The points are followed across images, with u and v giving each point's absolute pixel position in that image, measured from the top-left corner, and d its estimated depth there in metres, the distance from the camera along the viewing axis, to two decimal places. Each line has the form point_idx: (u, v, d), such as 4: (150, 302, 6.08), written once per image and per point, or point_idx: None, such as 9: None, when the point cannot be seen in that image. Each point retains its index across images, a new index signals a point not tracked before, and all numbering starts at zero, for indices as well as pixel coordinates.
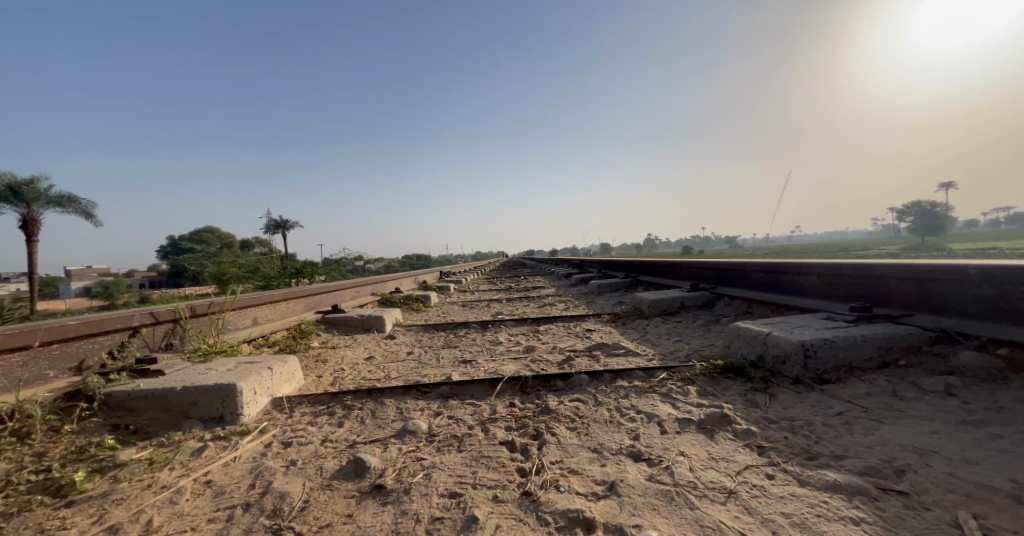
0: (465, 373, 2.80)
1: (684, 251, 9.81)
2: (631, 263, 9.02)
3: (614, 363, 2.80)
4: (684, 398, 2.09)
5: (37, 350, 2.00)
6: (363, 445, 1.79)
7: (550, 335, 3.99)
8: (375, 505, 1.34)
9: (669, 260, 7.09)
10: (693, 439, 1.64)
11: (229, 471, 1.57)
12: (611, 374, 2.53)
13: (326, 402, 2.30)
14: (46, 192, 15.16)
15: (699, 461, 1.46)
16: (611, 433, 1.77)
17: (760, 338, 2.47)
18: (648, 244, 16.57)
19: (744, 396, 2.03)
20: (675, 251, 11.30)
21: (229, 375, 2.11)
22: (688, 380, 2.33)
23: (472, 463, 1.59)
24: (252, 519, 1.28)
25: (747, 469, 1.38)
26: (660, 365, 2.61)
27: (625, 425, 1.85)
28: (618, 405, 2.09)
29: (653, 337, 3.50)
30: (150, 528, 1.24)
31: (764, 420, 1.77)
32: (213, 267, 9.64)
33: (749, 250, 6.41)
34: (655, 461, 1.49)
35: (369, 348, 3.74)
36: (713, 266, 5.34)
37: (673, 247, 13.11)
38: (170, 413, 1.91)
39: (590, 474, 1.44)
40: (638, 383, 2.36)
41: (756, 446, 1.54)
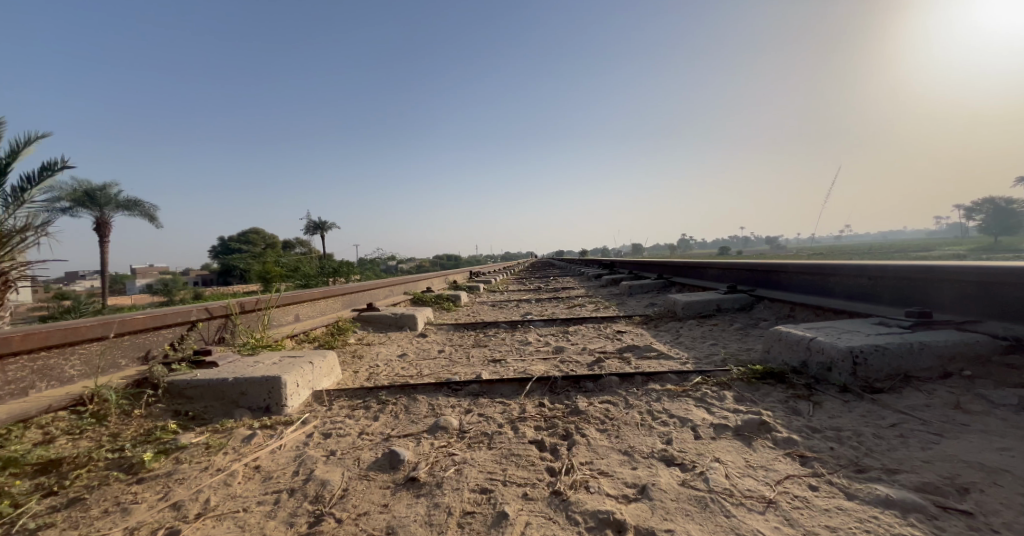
0: (494, 372, 2.85)
1: (722, 251, 9.51)
2: (664, 264, 8.84)
3: (646, 366, 2.77)
4: (719, 403, 2.05)
5: (112, 340, 2.20)
6: (397, 439, 1.87)
7: (579, 336, 3.99)
8: (409, 497, 1.40)
9: (705, 260, 6.88)
10: (729, 446, 1.61)
11: (275, 457, 1.68)
12: (642, 377, 2.51)
13: (362, 397, 2.41)
14: (117, 196, 16.62)
15: (735, 468, 1.43)
16: (642, 437, 1.76)
17: (803, 343, 2.38)
18: (683, 244, 16.13)
19: (785, 404, 1.97)
20: (712, 251, 10.96)
21: (276, 368, 2.25)
22: (724, 385, 2.28)
23: (502, 461, 1.63)
24: (297, 504, 1.37)
25: (788, 479, 1.35)
26: (695, 369, 2.56)
27: (656, 428, 1.84)
28: (649, 408, 2.07)
29: (687, 340, 3.43)
30: (208, 507, 1.35)
31: (808, 429, 1.71)
32: (257, 266, 10.21)
33: (792, 251, 6.13)
34: (689, 466, 1.47)
35: (402, 346, 3.86)
36: (752, 268, 5.16)
37: (709, 248, 12.74)
38: (223, 402, 2.06)
39: (620, 477, 1.44)
40: (670, 386, 2.33)
41: (798, 456, 1.50)
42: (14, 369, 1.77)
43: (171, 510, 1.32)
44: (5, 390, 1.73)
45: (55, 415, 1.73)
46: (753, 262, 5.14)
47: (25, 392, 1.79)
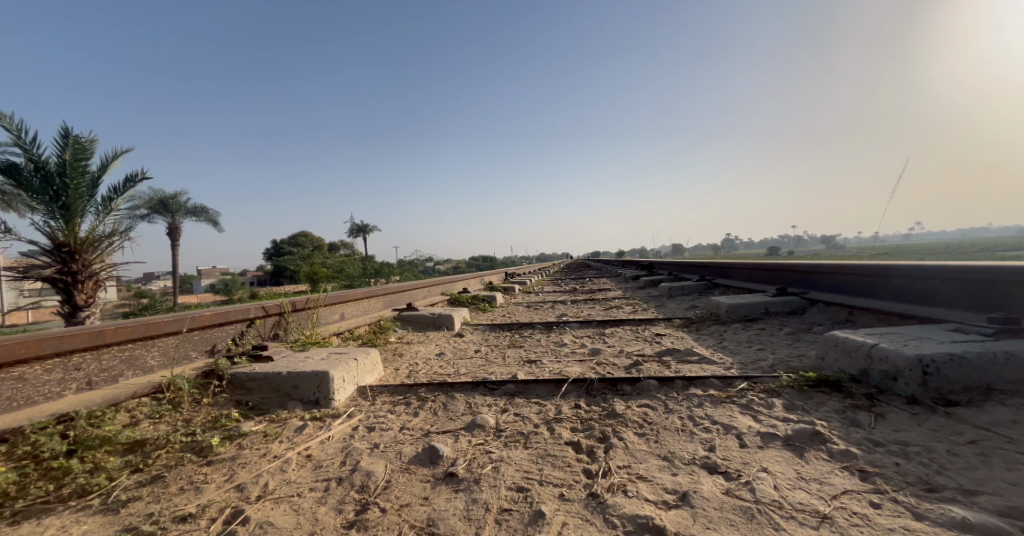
0: (530, 373, 2.89)
1: (771, 252, 9.04)
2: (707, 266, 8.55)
3: (687, 370, 2.72)
4: (767, 411, 1.98)
5: (185, 334, 2.42)
6: (436, 435, 1.94)
7: (616, 338, 3.95)
8: (448, 491, 1.46)
9: (753, 261, 6.58)
10: (778, 456, 1.55)
11: (325, 448, 1.80)
12: (682, 382, 2.46)
13: (403, 393, 2.51)
14: (187, 204, 18.10)
15: (785, 480, 1.39)
16: (683, 442, 1.73)
17: (864, 350, 2.25)
18: (727, 243, 15.48)
19: (843, 414, 1.88)
20: (760, 251, 10.44)
21: (324, 363, 2.40)
22: (773, 392, 2.20)
23: (538, 461, 1.66)
24: (345, 492, 1.46)
25: (844, 495, 1.29)
26: (740, 375, 2.48)
27: (698, 435, 1.80)
28: (690, 413, 2.03)
29: (731, 345, 3.32)
30: (267, 490, 1.47)
31: (869, 442, 1.62)
32: (305, 268, 10.83)
33: (853, 251, 5.73)
34: (734, 475, 1.44)
35: (440, 345, 3.98)
36: (804, 269, 4.90)
37: (757, 248, 12.14)
38: (278, 394, 2.21)
39: (660, 482, 1.44)
40: (713, 392, 2.27)
41: (857, 470, 1.43)
42: (106, 358, 1.99)
43: (236, 491, 1.45)
44: (100, 377, 1.95)
45: (139, 400, 1.93)
46: (807, 264, 4.87)
47: (115, 379, 2.00)
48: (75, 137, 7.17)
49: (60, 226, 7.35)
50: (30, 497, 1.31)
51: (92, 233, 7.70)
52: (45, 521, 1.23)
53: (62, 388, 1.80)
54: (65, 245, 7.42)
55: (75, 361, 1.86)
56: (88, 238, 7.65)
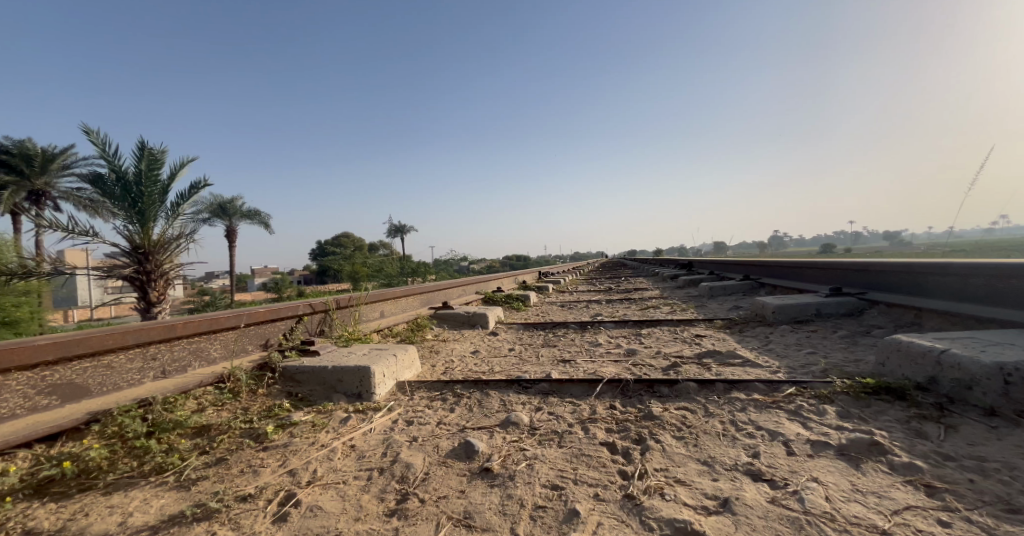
0: (564, 372, 2.90)
1: (824, 250, 8.51)
2: (752, 265, 8.18)
3: (728, 373, 2.63)
4: (818, 418, 1.89)
5: (243, 329, 2.62)
6: (471, 430, 2.00)
7: (654, 338, 3.88)
8: (484, 486, 1.51)
9: (803, 259, 6.23)
10: (831, 466, 1.49)
11: (367, 439, 1.90)
12: (724, 385, 2.39)
13: (439, 389, 2.59)
14: (242, 208, 19.32)
15: (838, 491, 1.33)
16: (725, 448, 1.69)
17: (933, 356, 2.09)
18: (775, 241, 14.67)
19: (906, 425, 1.76)
20: (812, 249, 9.84)
21: (366, 359, 2.52)
22: (825, 398, 2.10)
23: (573, 460, 1.68)
24: (386, 482, 1.54)
25: (907, 510, 1.22)
26: (788, 379, 2.37)
27: (741, 440, 1.75)
28: (732, 418, 1.98)
29: (779, 347, 3.18)
30: (316, 476, 1.57)
31: (936, 456, 1.52)
32: (348, 266, 11.31)
33: (922, 248, 5.29)
34: (780, 483, 1.40)
35: (475, 343, 4.06)
36: (863, 268, 4.60)
37: (808, 246, 11.45)
38: (324, 387, 2.35)
39: (699, 487, 1.42)
40: (758, 396, 2.20)
41: (923, 485, 1.34)
42: (177, 349, 2.19)
43: (289, 476, 1.55)
44: (172, 366, 2.15)
45: (204, 388, 2.11)
46: (866, 263, 4.55)
47: (184, 368, 2.20)
48: (149, 149, 7.85)
49: (136, 230, 8.05)
50: (118, 471, 1.47)
51: (163, 236, 8.37)
52: (130, 494, 1.38)
53: (142, 375, 1.99)
54: (140, 247, 8.12)
55: (153, 351, 2.06)
56: (160, 241, 8.32)
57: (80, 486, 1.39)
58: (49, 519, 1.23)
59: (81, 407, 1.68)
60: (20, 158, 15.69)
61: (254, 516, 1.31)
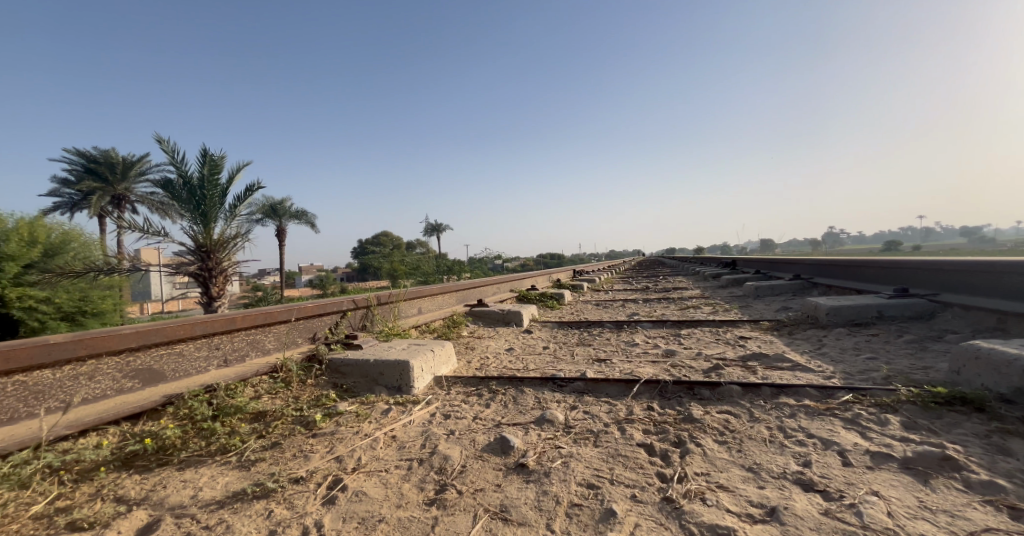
0: (600, 371, 2.88)
1: (888, 248, 7.87)
2: (803, 264, 7.74)
3: (776, 377, 2.52)
4: (878, 429, 1.78)
5: (293, 322, 2.78)
6: (506, 426, 2.03)
7: (694, 339, 3.77)
8: (519, 481, 1.53)
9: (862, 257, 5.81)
10: (894, 480, 1.39)
11: (407, 430, 1.97)
12: (770, 389, 2.30)
13: (475, 385, 2.64)
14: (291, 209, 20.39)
15: (902, 508, 1.24)
16: (771, 455, 1.63)
17: (1019, 366, 1.90)
18: (829, 238, 13.78)
19: (984, 440, 1.62)
20: (872, 247, 9.17)
21: (405, 353, 2.61)
22: (887, 408, 1.96)
23: (609, 460, 1.67)
24: (426, 473, 1.60)
25: (985, 533, 1.12)
26: (844, 386, 2.24)
27: (790, 448, 1.68)
28: (780, 424, 1.90)
29: (834, 352, 3.00)
30: (360, 464, 1.65)
31: (1022, 475, 1.38)
32: (387, 264, 11.70)
33: (1004, 247, 4.80)
34: (835, 495, 1.33)
35: (510, 340, 4.10)
36: (933, 268, 4.24)
37: (868, 245, 10.65)
38: (367, 379, 2.46)
39: (743, 494, 1.37)
40: (809, 403, 2.09)
41: (1006, 506, 1.22)
42: (237, 339, 2.36)
43: (336, 462, 1.64)
44: (233, 356, 2.32)
45: (260, 377, 2.27)
46: (936, 262, 4.19)
47: (243, 358, 2.37)
48: (211, 155, 8.44)
49: (199, 230, 8.69)
50: (189, 449, 1.61)
51: (222, 236, 8.97)
52: (200, 470, 1.50)
53: (208, 363, 2.16)
54: (203, 247, 8.77)
55: (217, 341, 2.23)
56: (219, 240, 8.94)
57: (158, 461, 1.53)
58: (134, 488, 1.37)
59: (159, 391, 1.85)
60: (102, 165, 17.37)
61: (306, 497, 1.40)
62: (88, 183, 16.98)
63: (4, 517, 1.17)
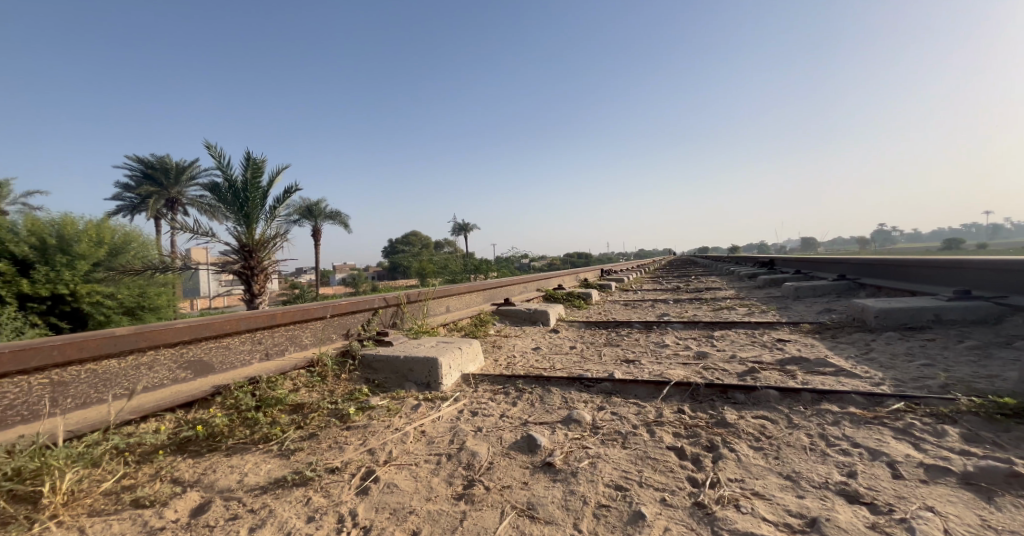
0: (628, 372, 2.85)
1: (947, 247, 7.34)
2: (850, 263, 7.35)
3: (817, 383, 2.42)
4: (933, 440, 1.67)
5: (329, 319, 2.90)
6: (533, 425, 2.04)
7: (728, 341, 3.67)
8: (546, 480, 1.54)
9: (917, 256, 5.45)
10: (952, 496, 1.31)
11: (436, 426, 2.02)
12: (811, 395, 2.21)
13: (502, 383, 2.67)
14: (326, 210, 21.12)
15: (959, 524, 1.17)
16: (812, 463, 1.57)
17: None
18: (879, 237, 12.98)
19: None
20: (929, 246, 8.56)
21: (434, 351, 2.67)
22: (945, 419, 1.85)
23: (638, 462, 1.65)
24: (454, 468, 1.63)
25: None
26: (894, 394, 2.13)
27: (833, 457, 1.61)
28: (822, 432, 1.82)
29: (883, 357, 2.85)
30: (392, 456, 1.71)
31: None
32: (416, 263, 11.93)
33: None
34: (883, 509, 1.27)
35: (536, 339, 4.11)
36: (999, 268, 3.94)
37: (924, 244, 9.95)
38: (397, 375, 2.53)
39: (781, 503, 1.33)
40: (853, 411, 2.00)
41: None
42: (278, 334, 2.49)
43: (369, 454, 1.71)
44: (274, 350, 2.44)
45: (299, 371, 2.38)
46: (1004, 261, 3.87)
47: (283, 352, 2.49)
48: (253, 158, 8.85)
49: (243, 230, 9.16)
50: (236, 437, 1.71)
51: (263, 236, 9.40)
52: (245, 457, 1.60)
53: (252, 356, 2.29)
54: (246, 247, 9.23)
55: (259, 336, 2.36)
56: (261, 241, 9.37)
57: (208, 447, 1.64)
58: (188, 471, 1.47)
59: (209, 381, 1.98)
60: (157, 170, 18.59)
61: (341, 486, 1.46)
62: (147, 187, 18.25)
63: (79, 492, 1.28)
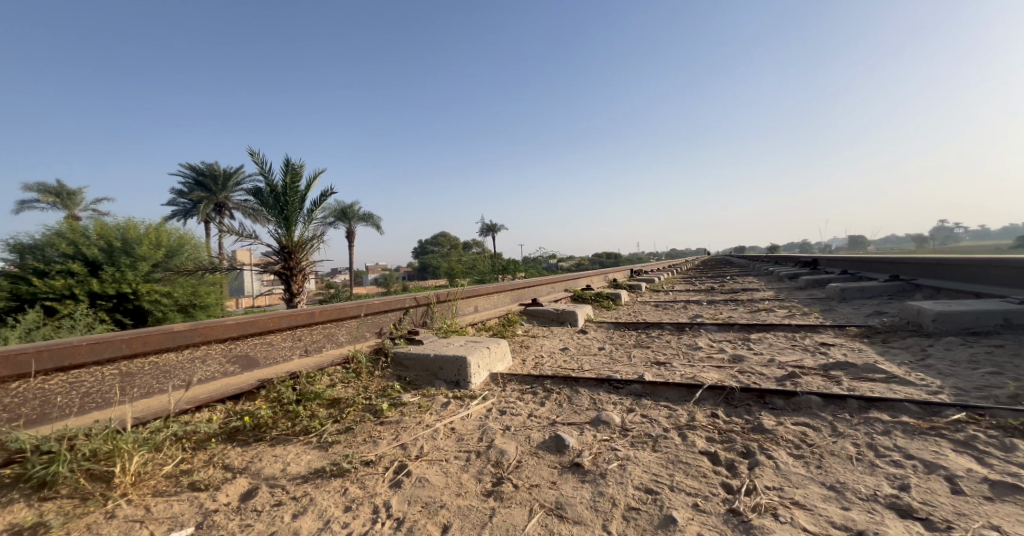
0: (659, 375, 2.80)
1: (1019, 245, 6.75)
2: (904, 263, 6.91)
3: (865, 390, 2.30)
4: (998, 455, 1.56)
5: (363, 318, 3.00)
6: (562, 425, 2.04)
7: (765, 345, 3.54)
8: (575, 480, 1.55)
9: (982, 256, 5.05)
10: (1019, 514, 1.22)
11: (465, 423, 2.06)
12: (858, 403, 2.10)
13: (530, 383, 2.68)
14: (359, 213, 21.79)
15: None
16: (859, 475, 1.50)
17: None
18: (939, 235, 12.07)
19: None
20: (998, 244, 7.87)
21: (463, 350, 2.72)
22: (1014, 432, 1.71)
23: (669, 466, 1.63)
24: (483, 465, 1.66)
25: None
26: (954, 403, 2.00)
27: (882, 469, 1.53)
28: (870, 442, 1.74)
29: (941, 364, 2.67)
30: (423, 452, 1.76)
31: None
32: (445, 264, 12.10)
33: None
34: (939, 525, 1.19)
35: (564, 340, 4.09)
36: None
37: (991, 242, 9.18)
38: (427, 373, 2.59)
39: (823, 514, 1.28)
40: (906, 420, 1.89)
41: None
42: (316, 332, 2.60)
43: (402, 449, 1.76)
44: (313, 346, 2.56)
45: (335, 367, 2.48)
46: None
47: (320, 348, 2.60)
48: (292, 164, 9.24)
49: (283, 233, 9.57)
50: (279, 428, 1.80)
51: (302, 238, 9.81)
52: (288, 447, 1.68)
53: (293, 352, 2.41)
54: (286, 248, 9.66)
55: (299, 333, 2.48)
56: (299, 242, 9.76)
57: (255, 436, 1.74)
58: (237, 459, 1.57)
59: (255, 375, 2.10)
60: (207, 177, 19.74)
61: (376, 479, 1.52)
62: (197, 193, 19.44)
63: (144, 473, 1.39)
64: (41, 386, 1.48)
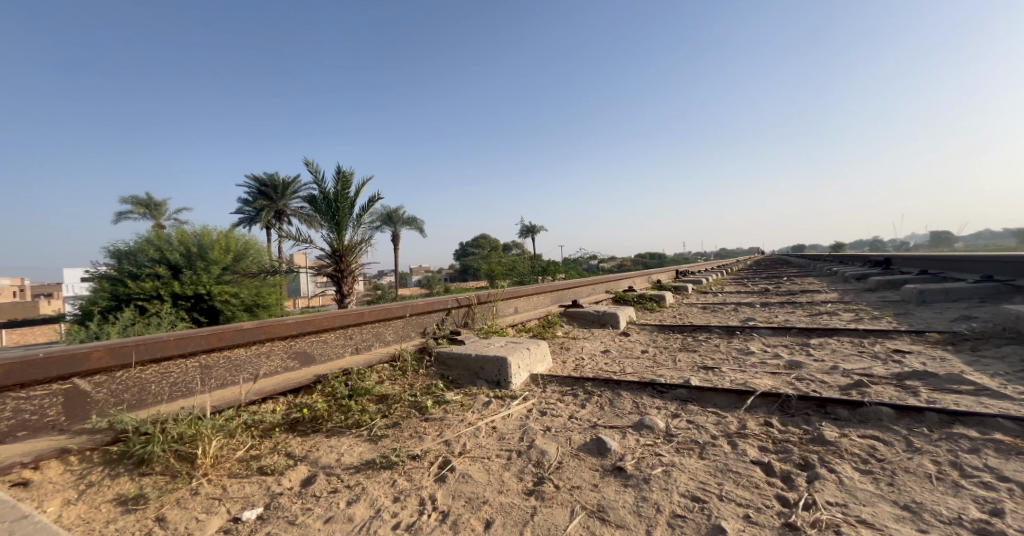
0: (706, 380, 2.71)
1: None
2: (997, 263, 6.22)
3: (946, 403, 2.10)
4: None
5: (408, 318, 3.12)
6: (603, 428, 2.03)
7: (827, 351, 3.31)
8: (617, 484, 1.54)
9: None
10: None
11: (507, 423, 2.09)
12: (939, 417, 1.93)
13: (571, 385, 2.68)
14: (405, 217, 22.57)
15: None
16: (939, 495, 1.38)
17: None
18: None
19: None
20: None
21: (504, 350, 2.76)
22: None
23: (717, 474, 1.58)
24: (524, 465, 1.69)
25: None
26: None
27: (967, 490, 1.40)
28: (951, 460, 1.59)
29: None
30: (466, 448, 1.81)
31: None
32: (486, 265, 12.27)
33: None
34: None
35: (606, 342, 4.04)
36: None
37: None
38: (470, 372, 2.66)
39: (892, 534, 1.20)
40: (998, 438, 1.72)
41: None
42: (366, 331, 2.74)
43: (446, 445, 1.82)
44: (363, 345, 2.70)
45: (382, 364, 2.61)
46: None
47: (369, 347, 2.74)
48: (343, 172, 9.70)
49: (335, 237, 10.11)
50: (334, 421, 1.92)
51: (352, 242, 10.32)
52: (341, 439, 1.79)
53: (344, 349, 2.56)
54: (337, 251, 10.19)
55: (350, 332, 2.62)
56: (350, 245, 10.28)
57: (313, 428, 1.87)
58: (299, 447, 1.69)
59: (312, 371, 2.26)
60: (268, 187, 21.19)
61: (422, 473, 1.58)
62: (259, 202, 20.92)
63: (222, 456, 1.53)
64: (138, 375, 1.67)
